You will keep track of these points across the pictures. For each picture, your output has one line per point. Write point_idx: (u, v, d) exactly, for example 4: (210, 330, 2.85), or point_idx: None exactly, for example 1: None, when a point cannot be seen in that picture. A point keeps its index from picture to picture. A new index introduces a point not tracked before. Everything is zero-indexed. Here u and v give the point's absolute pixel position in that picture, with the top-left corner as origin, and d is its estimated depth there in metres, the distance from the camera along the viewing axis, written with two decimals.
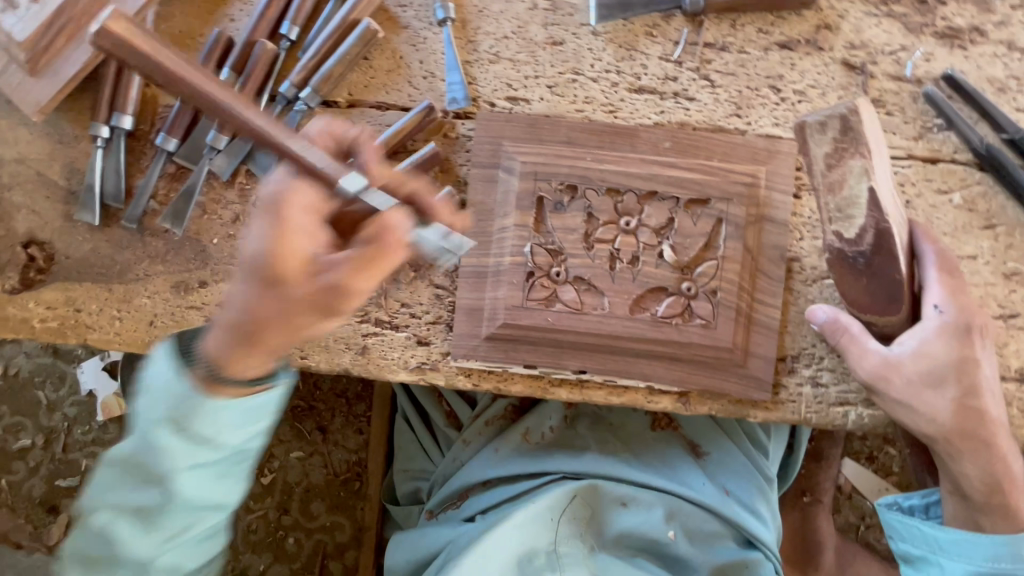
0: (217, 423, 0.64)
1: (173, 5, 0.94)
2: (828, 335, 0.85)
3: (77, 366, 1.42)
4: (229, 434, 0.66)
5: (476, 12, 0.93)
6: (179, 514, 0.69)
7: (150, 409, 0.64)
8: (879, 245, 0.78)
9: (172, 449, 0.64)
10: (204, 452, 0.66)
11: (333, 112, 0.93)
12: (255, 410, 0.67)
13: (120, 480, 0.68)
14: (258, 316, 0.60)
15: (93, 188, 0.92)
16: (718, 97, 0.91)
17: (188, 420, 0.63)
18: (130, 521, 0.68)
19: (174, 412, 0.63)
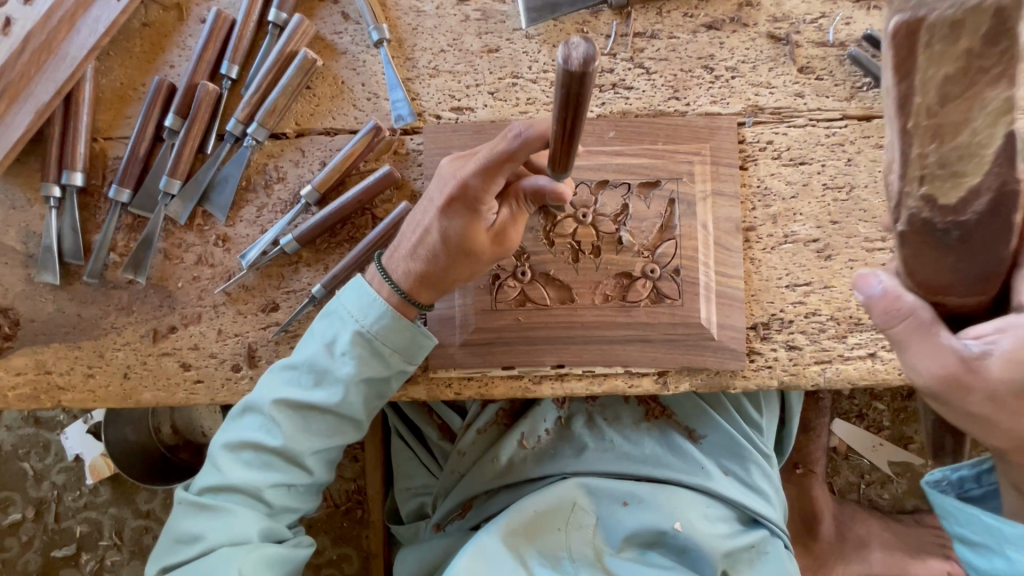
0: (383, 346, 0.81)
1: (112, 59, 0.95)
2: (880, 315, 0.59)
3: (60, 432, 1.39)
4: (383, 360, 0.82)
5: (410, 30, 0.95)
6: (306, 448, 0.81)
7: (344, 338, 0.81)
8: (992, 212, 0.50)
9: (328, 374, 0.81)
10: (380, 364, 0.82)
11: (283, 143, 0.94)
12: (416, 343, 0.84)
13: (284, 410, 0.80)
14: (444, 263, 0.78)
15: (51, 248, 0.92)
16: (655, 83, 0.94)
17: (365, 337, 0.81)
18: (236, 455, 0.82)
19: (359, 327, 0.81)
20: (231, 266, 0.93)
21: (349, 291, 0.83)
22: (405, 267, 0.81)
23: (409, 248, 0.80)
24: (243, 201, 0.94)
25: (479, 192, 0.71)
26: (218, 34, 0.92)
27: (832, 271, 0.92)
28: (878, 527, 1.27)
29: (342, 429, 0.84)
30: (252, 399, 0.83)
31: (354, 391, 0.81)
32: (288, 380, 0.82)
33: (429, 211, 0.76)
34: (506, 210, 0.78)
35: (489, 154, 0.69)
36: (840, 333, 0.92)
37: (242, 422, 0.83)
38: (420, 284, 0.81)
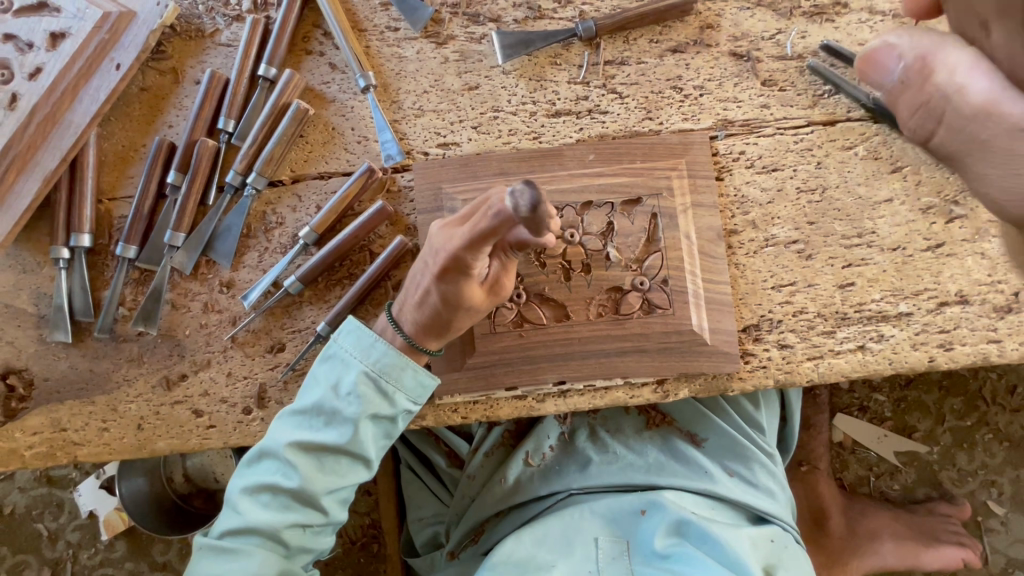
0: (387, 383, 0.84)
1: (113, 124, 1.00)
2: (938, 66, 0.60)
3: (73, 489, 1.40)
4: (388, 397, 0.85)
5: (394, 74, 1.01)
6: (317, 488, 0.83)
7: (348, 377, 0.84)
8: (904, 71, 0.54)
9: (336, 414, 0.83)
10: (384, 402, 0.85)
11: (279, 189, 0.99)
12: (417, 380, 0.86)
13: (294, 453, 0.83)
14: (447, 319, 0.83)
15: (62, 308, 0.95)
16: (628, 106, 0.99)
17: (370, 376, 0.84)
18: (254, 498, 0.83)
19: (363, 367, 0.84)
20: (236, 311, 0.97)
21: (346, 334, 0.86)
22: (412, 321, 0.85)
23: (413, 305, 0.84)
24: (245, 248, 0.98)
25: (469, 262, 0.73)
26: (213, 93, 0.98)
27: (814, 270, 0.96)
28: (889, 518, 1.28)
29: (354, 469, 0.86)
30: (264, 445, 0.85)
31: (363, 430, 0.84)
32: (298, 423, 0.84)
33: (426, 274, 0.80)
34: (496, 262, 0.79)
35: (472, 229, 0.70)
36: (828, 328, 0.95)
37: (256, 467, 0.85)
38: (427, 333, 0.85)
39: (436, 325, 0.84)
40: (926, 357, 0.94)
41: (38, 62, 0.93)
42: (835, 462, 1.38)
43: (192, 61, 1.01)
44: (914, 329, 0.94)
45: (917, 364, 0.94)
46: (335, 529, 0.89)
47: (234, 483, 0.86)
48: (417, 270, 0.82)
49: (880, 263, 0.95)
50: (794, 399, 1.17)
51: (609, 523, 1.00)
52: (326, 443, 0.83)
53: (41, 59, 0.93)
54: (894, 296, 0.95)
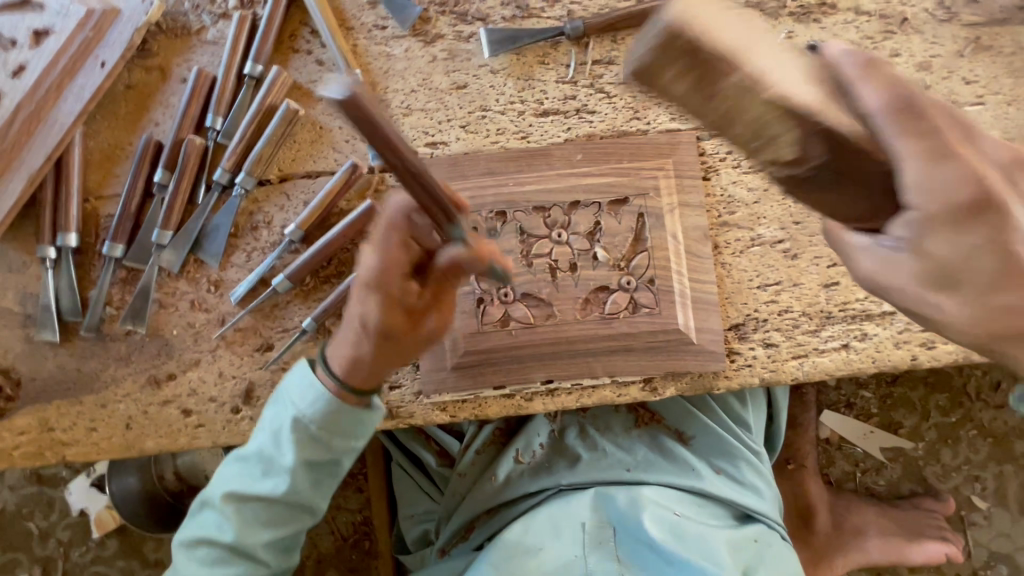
0: (353, 389, 0.82)
1: (98, 122, 1.00)
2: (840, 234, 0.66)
3: (64, 488, 1.40)
4: (356, 402, 0.83)
5: (382, 73, 1.00)
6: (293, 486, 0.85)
7: (316, 382, 0.83)
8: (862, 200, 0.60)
9: (303, 419, 0.83)
10: (321, 449, 0.84)
11: (267, 188, 0.98)
12: (382, 388, 0.83)
13: (272, 449, 0.84)
14: (373, 346, 0.78)
15: (49, 308, 0.95)
16: (617, 105, 0.99)
17: (300, 425, 0.83)
18: (193, 550, 0.87)
19: (296, 416, 0.83)
20: (224, 310, 0.97)
21: (292, 379, 0.85)
22: (342, 352, 0.82)
23: (345, 340, 0.82)
24: (233, 248, 0.97)
25: (392, 276, 0.73)
26: (200, 91, 0.97)
27: (799, 269, 0.97)
28: (874, 513, 1.29)
29: (295, 518, 0.88)
30: (206, 495, 0.87)
31: (295, 481, 0.84)
32: (237, 474, 0.86)
33: (356, 301, 0.79)
34: (430, 291, 0.77)
35: (384, 230, 0.72)
36: (813, 327, 0.96)
37: (200, 518, 0.88)
38: (353, 369, 0.81)
39: (370, 352, 0.79)
40: (909, 355, 0.95)
41: (21, 60, 0.94)
42: (822, 458, 1.40)
43: (178, 59, 1.01)
44: (897, 328, 0.96)
45: (899, 362, 0.95)
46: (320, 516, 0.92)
47: (184, 530, 0.91)
48: (354, 297, 0.79)
49: None
50: (781, 397, 1.18)
51: (594, 508, 1.01)
52: (296, 447, 0.83)
53: (24, 57, 0.94)
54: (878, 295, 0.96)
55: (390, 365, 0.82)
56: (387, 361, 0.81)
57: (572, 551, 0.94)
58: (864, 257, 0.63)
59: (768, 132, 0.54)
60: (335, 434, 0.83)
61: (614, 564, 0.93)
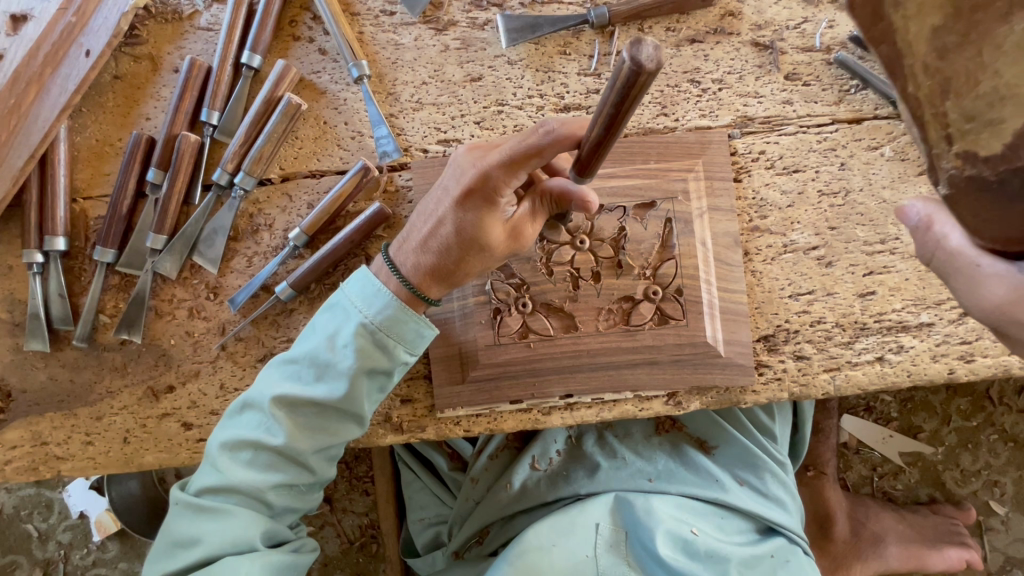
0: (383, 334, 0.77)
1: (85, 116, 0.93)
2: (925, 237, 0.61)
3: (63, 490, 1.36)
4: (385, 350, 0.78)
5: (390, 64, 0.93)
6: (304, 445, 0.79)
7: (346, 325, 0.78)
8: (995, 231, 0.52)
9: (330, 364, 0.77)
10: (383, 357, 0.78)
11: (269, 189, 0.92)
12: (413, 333, 0.79)
13: (287, 403, 0.78)
14: (455, 256, 0.76)
15: (36, 317, 0.89)
16: (643, 101, 0.92)
17: (367, 331, 0.77)
18: (235, 455, 0.78)
19: (362, 318, 0.77)
20: (224, 318, 0.91)
21: (351, 282, 0.80)
22: (414, 261, 0.78)
23: (421, 244, 0.77)
24: (233, 252, 0.92)
25: (500, 184, 0.69)
26: (194, 83, 0.90)
27: (834, 278, 0.91)
28: (893, 520, 1.27)
29: (344, 427, 0.81)
30: (249, 396, 0.79)
31: (355, 387, 0.78)
32: (289, 375, 0.79)
33: (444, 201, 0.74)
34: (525, 204, 0.76)
35: (515, 146, 0.66)
36: (846, 339, 0.91)
37: (240, 420, 0.80)
38: (429, 280, 0.79)
39: (444, 267, 0.77)
40: (946, 368, 0.91)
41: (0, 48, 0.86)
42: (839, 462, 1.37)
43: (170, 47, 0.93)
44: (934, 340, 0.91)
45: (936, 376, 0.91)
46: (320, 485, 0.85)
47: (215, 436, 0.81)
48: (434, 203, 0.76)
49: (902, 271, 0.91)
50: (805, 406, 1.14)
51: (612, 512, 0.98)
52: (318, 399, 0.77)
53: (4, 45, 0.86)
54: (916, 305, 0.91)
55: (463, 279, 0.79)
56: (471, 273, 0.78)
57: (585, 553, 0.92)
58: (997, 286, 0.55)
59: (988, 116, 0.46)
60: (362, 385, 0.79)
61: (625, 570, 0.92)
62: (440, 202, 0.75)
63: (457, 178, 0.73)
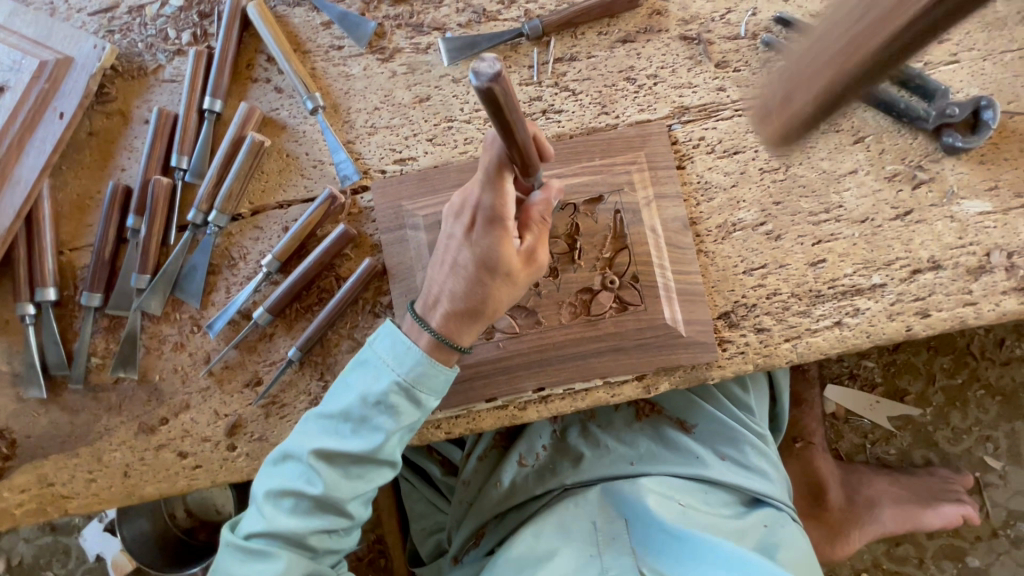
0: (414, 386, 0.80)
1: (64, 173, 0.99)
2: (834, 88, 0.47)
3: (78, 535, 1.41)
4: (418, 401, 0.81)
5: (343, 94, 0.99)
6: (345, 493, 0.81)
7: (380, 380, 0.80)
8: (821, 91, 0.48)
9: (368, 419, 0.80)
10: (415, 409, 0.82)
11: (241, 223, 0.98)
12: (443, 384, 0.82)
13: (330, 454, 0.80)
14: (482, 296, 0.78)
15: (34, 365, 0.95)
16: (583, 102, 0.98)
17: (399, 385, 0.80)
18: (279, 503, 0.81)
19: (394, 376, 0.80)
20: (209, 347, 0.96)
21: (381, 341, 0.82)
22: (442, 310, 0.80)
23: (446, 295, 0.80)
24: (213, 286, 0.97)
25: (500, 208, 0.73)
26: (164, 131, 0.96)
27: (784, 250, 0.95)
28: (887, 483, 1.29)
29: (379, 473, 0.84)
30: (290, 447, 0.82)
31: (391, 439, 0.81)
32: (327, 430, 0.81)
33: (455, 245, 0.78)
34: (529, 231, 0.78)
35: (491, 167, 0.72)
36: (803, 307, 0.94)
37: (282, 470, 0.82)
38: (460, 325, 0.80)
39: (472, 307, 0.78)
40: (903, 326, 0.93)
41: None
42: (830, 433, 1.39)
43: (138, 101, 1.00)
44: (888, 300, 0.94)
45: (894, 334, 0.94)
46: (358, 527, 0.87)
47: (260, 484, 0.84)
48: (446, 256, 0.80)
49: (850, 237, 0.95)
50: (780, 377, 1.16)
51: (600, 500, 1.02)
52: (359, 451, 0.80)
53: None
54: (866, 268, 0.94)
55: (491, 315, 0.80)
56: (499, 309, 0.80)
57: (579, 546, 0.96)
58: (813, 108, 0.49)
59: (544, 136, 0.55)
60: (398, 436, 0.82)
61: (628, 559, 0.94)
62: (453, 251, 0.79)
63: (460, 225, 0.78)
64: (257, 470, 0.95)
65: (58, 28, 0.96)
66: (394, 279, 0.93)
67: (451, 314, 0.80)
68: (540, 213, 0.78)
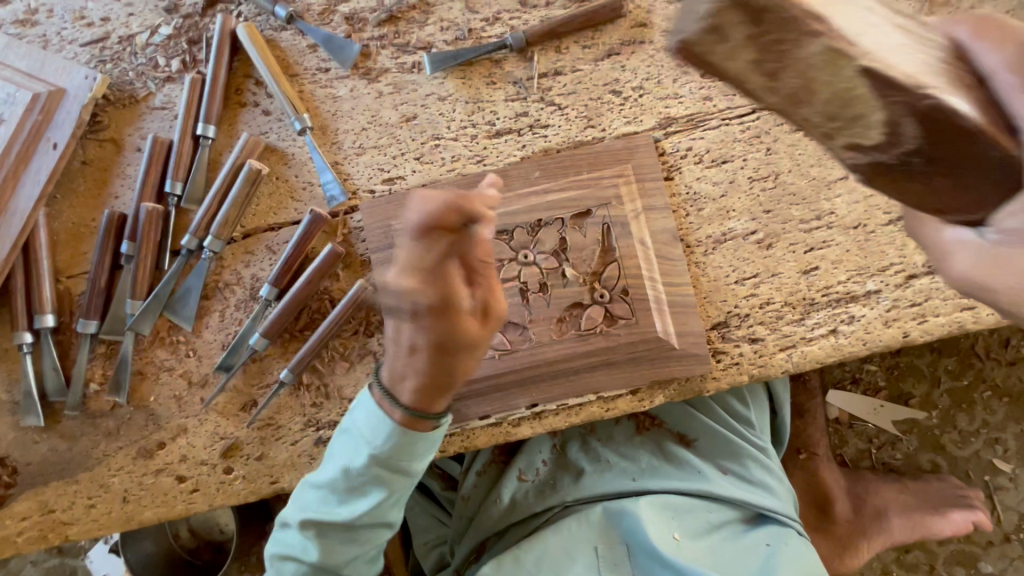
0: (389, 456, 0.80)
1: (59, 202, 1.00)
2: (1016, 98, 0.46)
3: (84, 557, 1.42)
4: (397, 469, 0.81)
5: (331, 115, 1.00)
6: (342, 557, 0.83)
7: (359, 453, 0.81)
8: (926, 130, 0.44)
9: (353, 489, 0.82)
10: (398, 477, 0.81)
11: (234, 247, 0.98)
12: (422, 451, 0.81)
13: (322, 521, 0.82)
14: (446, 372, 0.76)
15: (33, 393, 0.96)
16: (569, 116, 0.98)
17: (377, 458, 0.80)
18: (285, 564, 0.85)
19: (370, 449, 0.80)
20: (205, 372, 0.97)
21: (359, 412, 0.82)
22: (405, 386, 0.78)
23: (407, 373, 0.77)
24: (207, 310, 0.98)
25: (439, 284, 0.67)
26: (157, 159, 0.98)
27: (775, 259, 0.94)
28: (894, 489, 1.27)
29: (375, 536, 0.85)
30: (289, 513, 0.86)
31: (378, 508, 0.82)
32: (316, 498, 0.83)
33: (400, 323, 0.73)
34: (479, 287, 0.73)
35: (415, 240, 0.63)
36: (797, 317, 0.93)
37: (286, 533, 0.86)
38: (426, 397, 0.79)
39: (440, 384, 0.78)
40: (900, 333, 0.92)
41: None
42: (834, 438, 1.37)
43: (130, 129, 1.01)
44: (884, 307, 0.93)
45: (891, 341, 0.92)
46: None
47: (272, 544, 0.89)
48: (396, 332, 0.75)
49: (842, 244, 0.94)
50: (779, 385, 1.15)
51: (602, 517, 1.01)
52: (348, 518, 0.82)
53: None
54: (861, 275, 0.93)
55: (458, 381, 0.79)
56: (465, 373, 0.79)
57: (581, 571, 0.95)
58: (964, 250, 0.52)
59: (847, 114, 0.45)
60: (383, 503, 0.82)
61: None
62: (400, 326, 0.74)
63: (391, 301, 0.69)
64: (254, 493, 0.95)
65: (51, 61, 0.98)
66: None
67: (423, 396, 0.78)
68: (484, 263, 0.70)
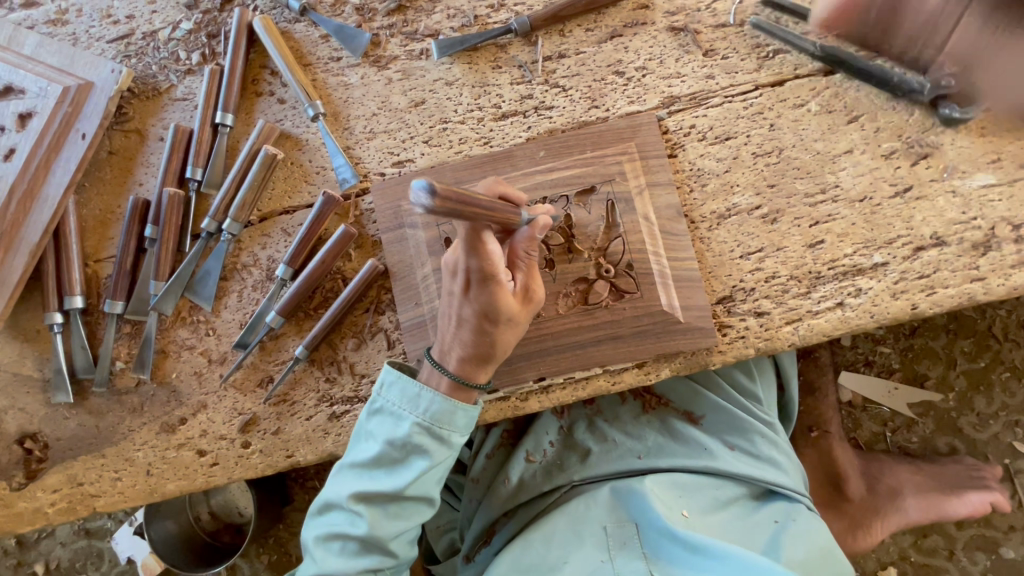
0: (431, 423, 0.84)
1: (88, 190, 1.06)
2: None
3: (111, 539, 1.47)
4: (439, 438, 0.85)
5: (342, 102, 1.03)
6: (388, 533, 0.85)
7: (400, 424, 0.85)
8: None
9: (397, 461, 0.84)
10: (442, 445, 0.85)
11: (251, 230, 1.02)
12: (461, 420, 0.86)
13: (367, 497, 0.84)
14: (492, 343, 0.82)
15: (62, 371, 1.01)
16: (573, 98, 1.00)
17: (420, 425, 0.84)
18: (328, 547, 0.85)
19: (414, 418, 0.84)
20: (224, 350, 1.01)
21: (392, 388, 0.86)
22: (455, 356, 0.84)
23: (457, 346, 0.84)
24: (225, 291, 1.02)
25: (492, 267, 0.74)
26: (179, 146, 1.02)
27: (780, 233, 0.95)
28: (909, 471, 1.26)
29: (417, 511, 0.87)
30: (329, 496, 0.87)
31: (421, 479, 0.84)
32: (358, 475, 0.86)
33: (455, 303, 0.81)
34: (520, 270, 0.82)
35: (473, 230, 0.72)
36: (803, 291, 0.94)
37: (326, 516, 0.87)
38: (474, 369, 0.85)
39: (485, 355, 0.83)
40: (908, 304, 0.92)
41: (11, 143, 1.00)
42: (847, 422, 1.35)
43: (153, 120, 1.06)
44: (891, 279, 0.92)
45: (899, 313, 0.92)
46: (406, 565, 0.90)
47: (309, 532, 0.89)
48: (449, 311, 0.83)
49: (847, 218, 0.94)
50: (788, 364, 1.15)
51: (609, 496, 1.02)
52: (392, 491, 0.84)
53: (13, 140, 1.00)
54: (867, 248, 0.93)
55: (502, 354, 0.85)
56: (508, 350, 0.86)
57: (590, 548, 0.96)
58: None
59: None
60: (429, 471, 0.85)
61: (641, 562, 0.93)
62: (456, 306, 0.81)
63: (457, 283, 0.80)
64: (271, 467, 0.98)
65: (80, 56, 1.04)
66: (396, 277, 0.96)
67: (469, 367, 0.84)
68: (524, 250, 0.80)
